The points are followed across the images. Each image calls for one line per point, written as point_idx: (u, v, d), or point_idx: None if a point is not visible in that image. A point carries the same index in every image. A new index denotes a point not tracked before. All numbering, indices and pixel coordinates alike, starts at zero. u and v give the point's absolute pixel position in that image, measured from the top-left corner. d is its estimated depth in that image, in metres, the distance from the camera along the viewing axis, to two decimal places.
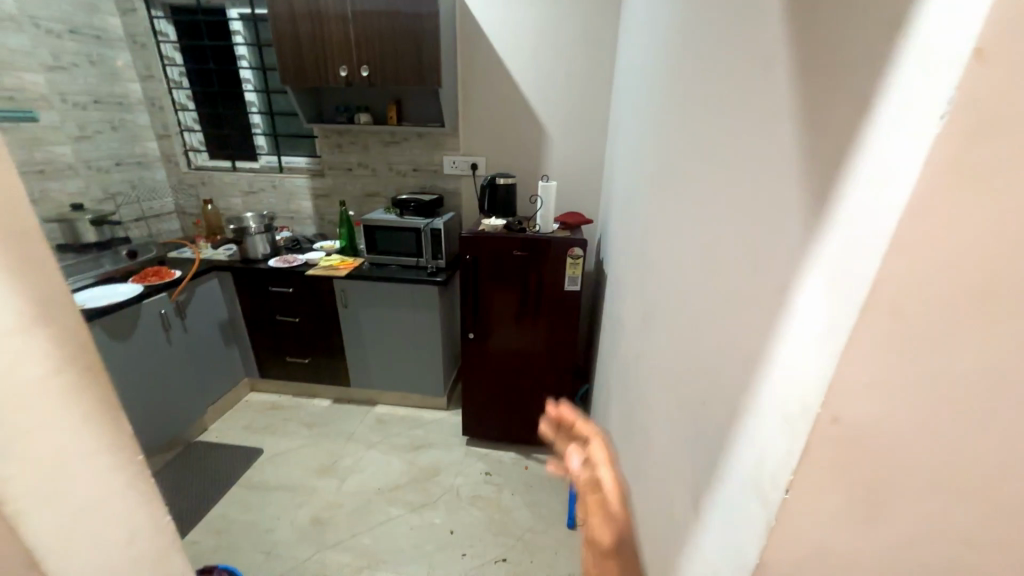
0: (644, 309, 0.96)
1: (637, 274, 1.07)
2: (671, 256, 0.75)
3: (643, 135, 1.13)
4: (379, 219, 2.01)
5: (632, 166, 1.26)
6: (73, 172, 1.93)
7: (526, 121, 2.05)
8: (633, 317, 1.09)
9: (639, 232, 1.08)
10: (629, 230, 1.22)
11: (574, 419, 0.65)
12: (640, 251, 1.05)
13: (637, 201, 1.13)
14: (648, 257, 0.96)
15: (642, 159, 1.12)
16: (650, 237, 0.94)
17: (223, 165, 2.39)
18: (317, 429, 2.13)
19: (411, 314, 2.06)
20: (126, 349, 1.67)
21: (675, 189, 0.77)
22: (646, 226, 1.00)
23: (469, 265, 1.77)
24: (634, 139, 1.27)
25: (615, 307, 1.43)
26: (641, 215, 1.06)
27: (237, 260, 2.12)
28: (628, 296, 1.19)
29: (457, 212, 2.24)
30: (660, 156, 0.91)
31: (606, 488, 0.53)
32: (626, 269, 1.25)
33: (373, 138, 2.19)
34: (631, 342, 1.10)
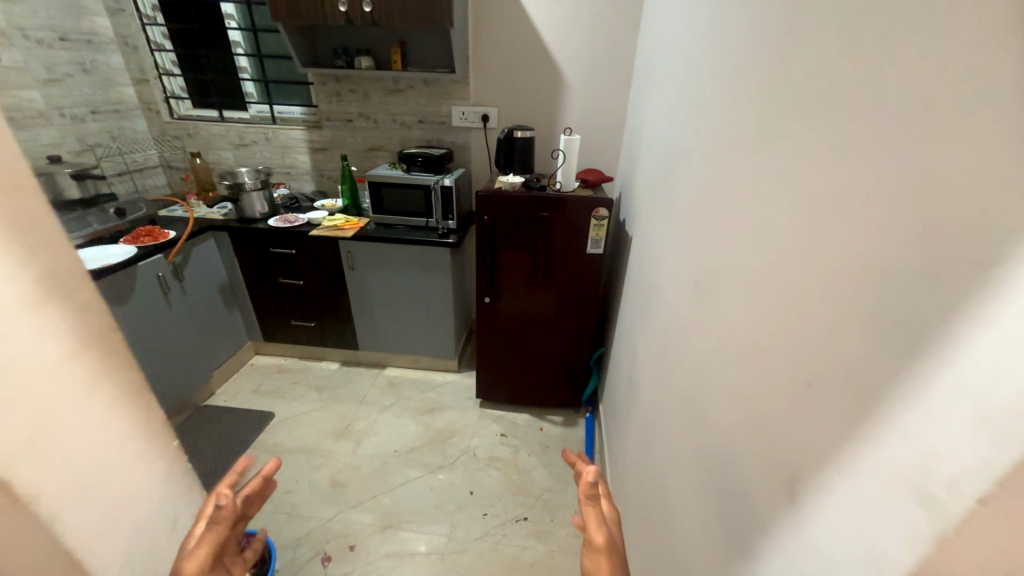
0: (696, 278, 0.90)
1: (686, 240, 0.99)
2: (746, 221, 0.68)
3: (696, 85, 1.02)
4: (385, 175, 1.88)
5: (676, 122, 1.15)
6: (45, 121, 1.75)
7: (542, 68, 1.89)
8: (676, 285, 1.03)
9: (689, 194, 0.99)
10: (671, 193, 1.14)
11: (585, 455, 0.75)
12: (691, 216, 0.97)
13: (687, 159, 1.03)
14: (704, 223, 0.88)
15: (694, 110, 1.01)
16: (709, 200, 0.86)
17: (210, 115, 2.21)
18: (328, 392, 2.10)
19: (422, 277, 1.98)
20: (124, 313, 1.58)
21: (754, 148, 0.68)
22: (701, 186, 0.92)
23: (487, 227, 1.67)
24: (679, 90, 1.16)
25: (647, 271, 1.36)
26: (693, 176, 0.98)
27: (234, 219, 2.00)
28: (668, 263, 1.12)
29: (467, 169, 2.11)
30: (729, 106, 0.81)
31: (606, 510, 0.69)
32: (665, 235, 1.18)
33: (374, 86, 2.01)
34: (672, 311, 1.05)
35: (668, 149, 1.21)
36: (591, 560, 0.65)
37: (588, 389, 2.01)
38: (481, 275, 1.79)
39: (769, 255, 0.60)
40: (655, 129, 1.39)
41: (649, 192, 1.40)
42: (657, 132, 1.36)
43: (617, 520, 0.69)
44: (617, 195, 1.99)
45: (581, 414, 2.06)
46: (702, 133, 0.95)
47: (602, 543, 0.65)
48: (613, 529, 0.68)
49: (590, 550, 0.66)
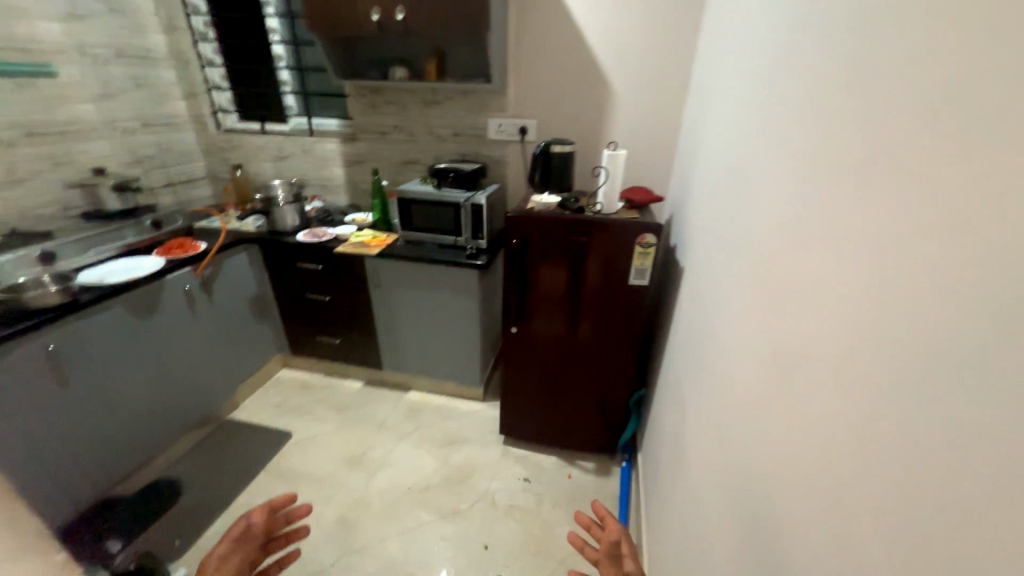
0: (764, 343, 0.68)
1: (750, 289, 0.77)
2: (845, 283, 0.47)
3: (769, 91, 0.81)
4: (415, 191, 1.78)
5: (743, 138, 0.93)
6: (97, 133, 1.80)
7: (587, 76, 1.72)
8: (737, 344, 0.81)
9: (757, 229, 0.78)
10: (734, 224, 0.92)
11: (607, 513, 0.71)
12: (758, 259, 0.75)
13: (756, 185, 0.81)
14: (774, 271, 0.67)
15: (766, 124, 0.80)
16: (783, 243, 0.64)
17: (253, 127, 2.23)
18: (348, 413, 2.01)
19: (448, 299, 1.86)
20: (148, 327, 1.55)
21: (849, 187, 0.48)
22: (771, 222, 0.70)
23: (516, 251, 1.50)
24: (747, 99, 0.94)
25: (699, 315, 1.14)
26: (761, 207, 0.76)
27: (266, 231, 1.98)
28: (727, 312, 0.90)
29: (502, 184, 1.96)
30: (814, 117, 0.59)
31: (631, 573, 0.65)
32: (723, 276, 0.95)
33: (408, 98, 1.93)
34: (730, 375, 0.83)
35: (731, 171, 0.99)
36: None
37: (626, 433, 1.78)
38: (508, 302, 1.62)
39: (886, 353, 0.39)
40: (716, 146, 1.17)
41: (707, 219, 1.18)
42: (718, 149, 1.14)
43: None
44: (667, 216, 1.76)
45: (616, 461, 1.83)
46: (775, 153, 0.73)
47: None
48: None
49: None
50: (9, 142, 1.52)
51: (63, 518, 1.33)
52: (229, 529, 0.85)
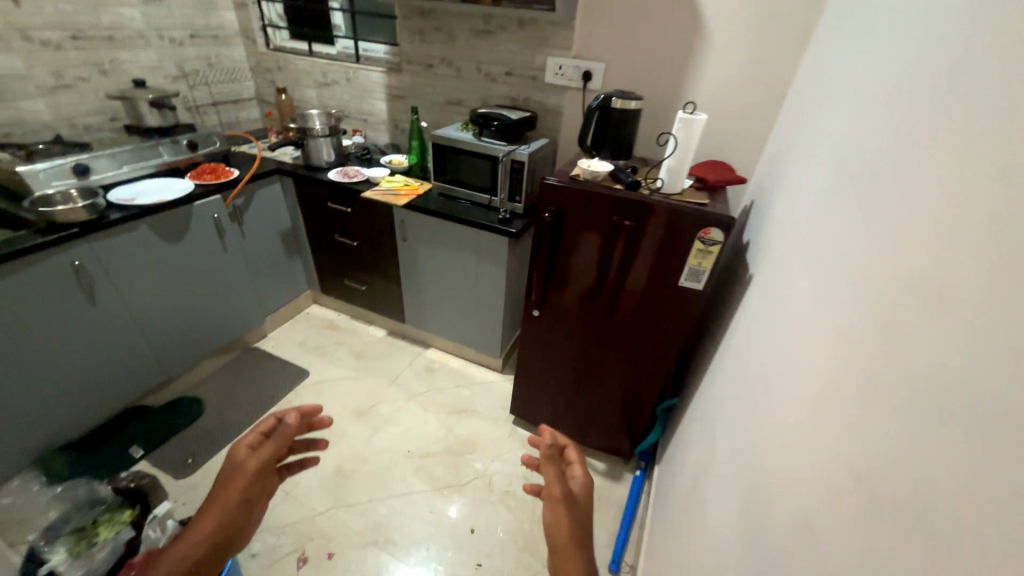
0: (905, 477, 0.44)
1: (889, 372, 0.51)
2: None
3: (996, 59, 0.48)
4: (452, 138, 1.58)
5: (915, 128, 0.61)
6: (145, 42, 1.75)
7: (677, 11, 1.35)
8: (841, 437, 0.57)
9: (918, 284, 0.50)
10: (870, 256, 0.63)
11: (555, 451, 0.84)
12: (914, 333, 0.48)
13: (931, 212, 0.52)
14: (951, 374, 0.41)
15: (978, 115, 0.49)
16: (991, 340, 0.38)
17: (301, 48, 2.07)
18: (365, 362, 2.00)
19: (474, 264, 1.70)
20: (175, 251, 1.56)
21: None
22: (959, 299, 0.43)
23: (549, 226, 1.28)
24: (936, 69, 0.61)
25: (769, 360, 0.89)
26: (939, 254, 0.48)
27: (300, 164, 1.88)
28: (828, 378, 0.65)
29: (553, 139, 1.70)
30: None
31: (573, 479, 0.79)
32: (833, 324, 0.68)
33: (461, 25, 1.66)
34: (822, 474, 0.59)
35: (878, 175, 0.69)
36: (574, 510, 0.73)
37: (647, 442, 1.60)
38: (536, 282, 1.42)
39: None
40: (853, 130, 0.83)
41: (810, 234, 0.88)
42: (856, 136, 0.81)
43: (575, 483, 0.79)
44: (747, 204, 1.43)
45: (630, 466, 1.68)
46: (994, 172, 0.43)
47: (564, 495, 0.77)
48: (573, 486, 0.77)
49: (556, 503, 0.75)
50: (56, 44, 1.50)
51: (97, 410, 1.49)
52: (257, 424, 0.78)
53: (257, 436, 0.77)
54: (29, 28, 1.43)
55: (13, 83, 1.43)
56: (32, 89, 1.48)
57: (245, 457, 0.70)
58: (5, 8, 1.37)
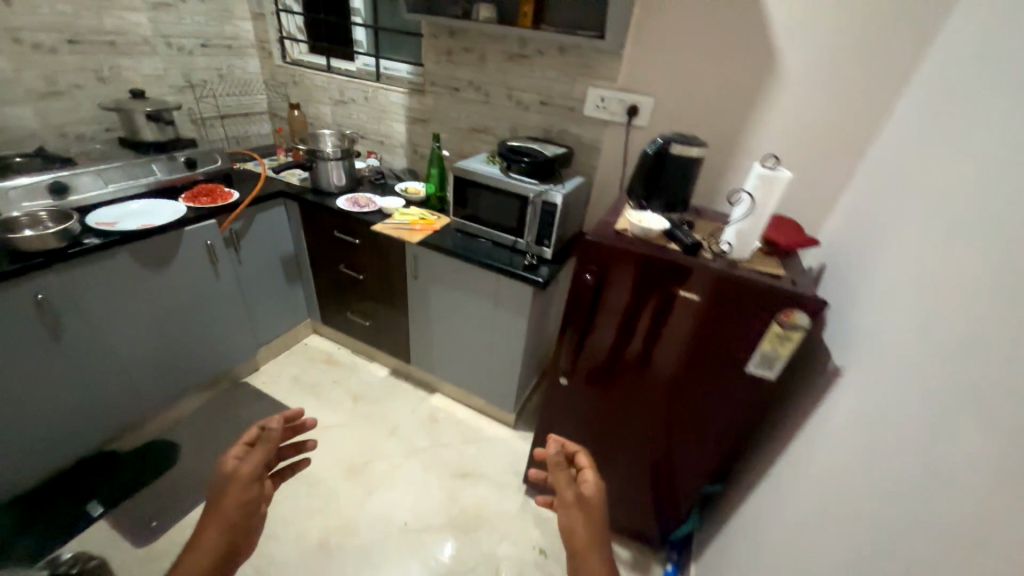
0: None
1: None
2: None
3: None
4: (477, 172, 1.40)
5: None
6: (150, 49, 1.61)
7: (743, 47, 1.19)
8: None
9: None
10: None
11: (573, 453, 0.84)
12: None
13: None
14: None
15: None
16: None
17: (319, 63, 1.94)
18: (363, 406, 1.80)
19: (493, 311, 1.51)
20: (160, 281, 1.38)
21: None
22: None
23: (589, 289, 1.09)
24: None
25: (861, 503, 0.66)
26: None
27: (308, 187, 1.72)
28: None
29: (588, 177, 1.52)
30: None
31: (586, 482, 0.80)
32: (972, 470, 0.48)
33: (493, 49, 1.50)
34: None
35: None
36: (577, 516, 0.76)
37: (681, 532, 1.37)
38: (567, 346, 1.23)
39: None
40: (986, 188, 0.63)
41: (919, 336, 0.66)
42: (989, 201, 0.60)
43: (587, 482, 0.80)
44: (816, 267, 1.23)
45: (661, 557, 1.44)
46: None
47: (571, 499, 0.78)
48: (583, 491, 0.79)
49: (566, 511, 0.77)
50: (50, 47, 1.36)
51: (51, 462, 1.27)
52: (243, 434, 0.82)
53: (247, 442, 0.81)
54: (19, 30, 1.29)
55: None
56: (18, 95, 1.33)
57: (235, 464, 0.75)
58: None
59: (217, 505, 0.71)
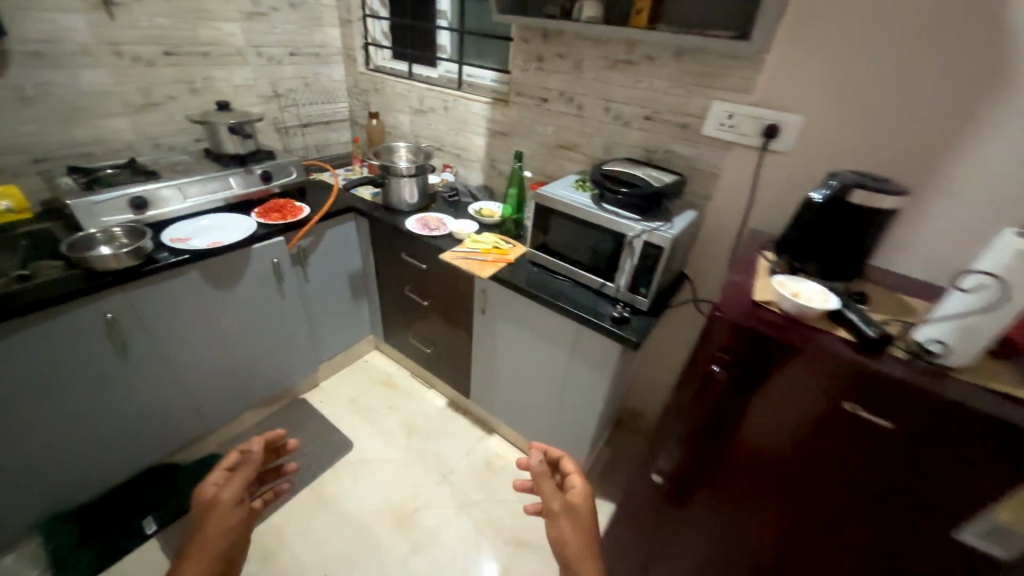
0: None
1: None
2: None
3: None
4: (564, 201, 1.17)
5: None
6: (242, 59, 1.59)
7: (959, 48, 0.83)
8: None
9: None
10: None
11: (560, 455, 0.75)
12: None
13: None
14: None
15: None
16: None
17: (402, 70, 1.83)
18: (416, 441, 1.66)
19: (569, 362, 1.28)
20: (226, 299, 1.33)
21: None
22: None
23: (718, 387, 0.79)
24: None
25: None
26: None
27: (379, 203, 1.62)
28: None
29: (700, 210, 1.23)
30: None
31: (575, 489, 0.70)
32: None
33: (593, 53, 1.27)
34: None
35: None
36: (560, 525, 0.66)
37: None
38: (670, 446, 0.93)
39: None
40: None
41: None
42: None
43: (578, 486, 0.70)
44: None
45: None
46: None
47: (558, 509, 0.67)
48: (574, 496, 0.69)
49: (551, 519, 0.66)
50: (148, 60, 1.37)
51: (113, 474, 1.28)
52: (221, 461, 0.78)
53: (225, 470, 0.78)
54: (121, 43, 1.31)
55: (97, 101, 1.32)
56: (117, 107, 1.36)
57: (216, 492, 0.70)
58: (99, 22, 1.25)
59: (198, 538, 0.66)
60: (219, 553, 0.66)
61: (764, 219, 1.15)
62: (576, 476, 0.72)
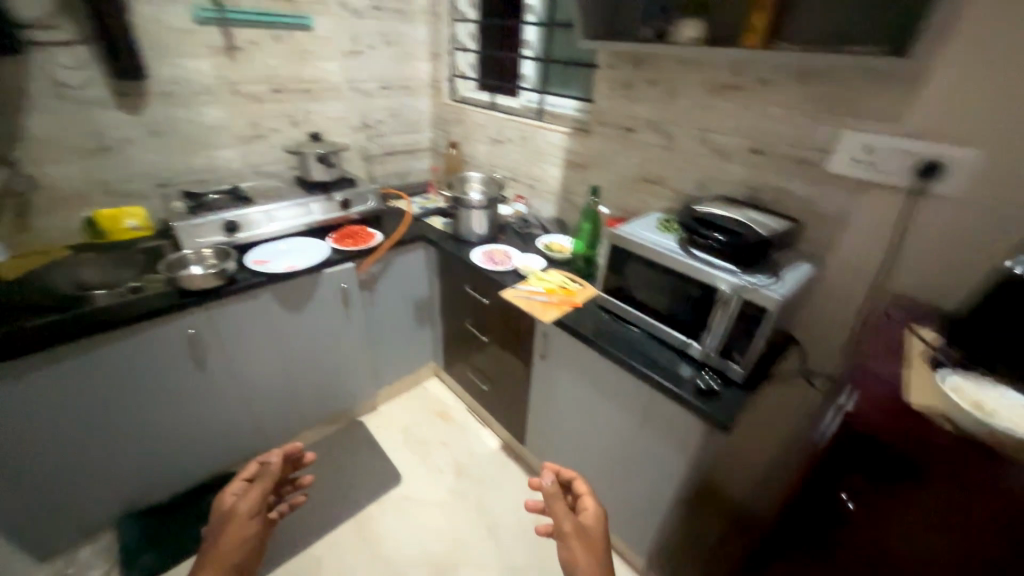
0: None
1: None
2: None
3: None
4: (644, 243, 1.02)
5: None
6: (338, 94, 1.70)
7: None
8: None
9: None
10: None
11: (573, 477, 0.76)
12: None
13: None
14: None
15: None
16: None
17: (483, 100, 1.83)
18: (464, 484, 1.57)
19: (637, 429, 1.10)
20: (295, 321, 1.37)
21: None
22: None
23: (861, 529, 0.61)
24: None
25: None
26: None
27: (449, 233, 1.59)
28: None
29: (817, 263, 0.99)
30: None
31: (587, 509, 0.71)
32: None
33: (689, 78, 1.12)
34: None
35: None
36: (572, 545, 0.66)
37: None
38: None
39: None
40: None
41: None
42: None
43: (589, 507, 0.71)
44: None
45: None
46: None
47: (569, 530, 0.68)
48: (585, 517, 0.70)
49: (562, 538, 0.68)
50: (257, 97, 1.51)
51: (181, 480, 1.35)
52: (242, 470, 0.80)
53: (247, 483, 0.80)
54: (237, 82, 1.45)
55: (213, 134, 1.47)
56: (228, 139, 1.51)
57: (234, 501, 0.73)
58: (221, 65, 1.41)
59: (214, 546, 0.67)
60: (234, 566, 0.66)
61: (912, 280, 0.89)
62: (588, 498, 0.73)
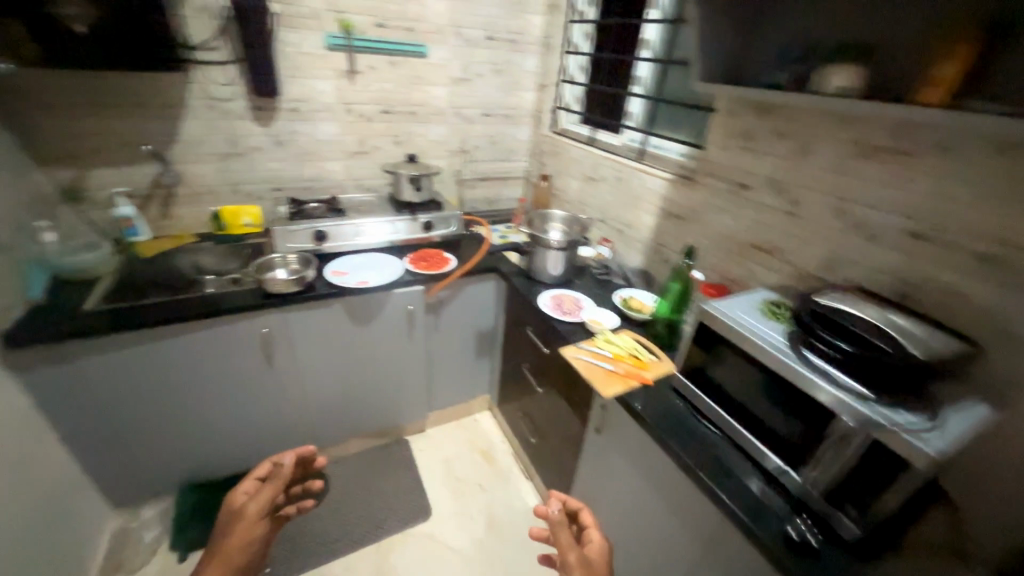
0: None
1: None
2: None
3: None
4: (738, 329, 0.83)
5: None
6: (442, 118, 1.75)
7: None
8: None
9: None
10: None
11: (581, 507, 0.66)
12: None
13: None
14: None
15: None
16: None
17: (584, 134, 1.75)
18: (493, 538, 1.45)
19: (696, 552, 0.89)
20: (359, 334, 1.40)
21: None
22: None
23: None
24: None
25: None
26: None
27: (522, 269, 1.52)
28: None
29: (997, 402, 0.71)
30: None
31: (594, 544, 0.60)
32: None
33: (832, 135, 0.91)
34: None
35: None
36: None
37: None
38: None
39: None
40: None
41: None
42: None
43: (598, 543, 0.60)
44: None
45: None
46: None
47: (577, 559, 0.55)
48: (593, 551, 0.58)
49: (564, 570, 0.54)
50: (368, 117, 1.61)
51: (238, 461, 1.44)
52: (256, 468, 0.75)
53: (256, 479, 0.74)
54: (353, 103, 1.56)
55: (325, 148, 1.59)
56: (338, 153, 1.62)
57: (244, 500, 0.65)
58: (342, 87, 1.52)
59: (219, 544, 0.60)
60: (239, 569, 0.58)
61: None
62: (595, 532, 0.62)
